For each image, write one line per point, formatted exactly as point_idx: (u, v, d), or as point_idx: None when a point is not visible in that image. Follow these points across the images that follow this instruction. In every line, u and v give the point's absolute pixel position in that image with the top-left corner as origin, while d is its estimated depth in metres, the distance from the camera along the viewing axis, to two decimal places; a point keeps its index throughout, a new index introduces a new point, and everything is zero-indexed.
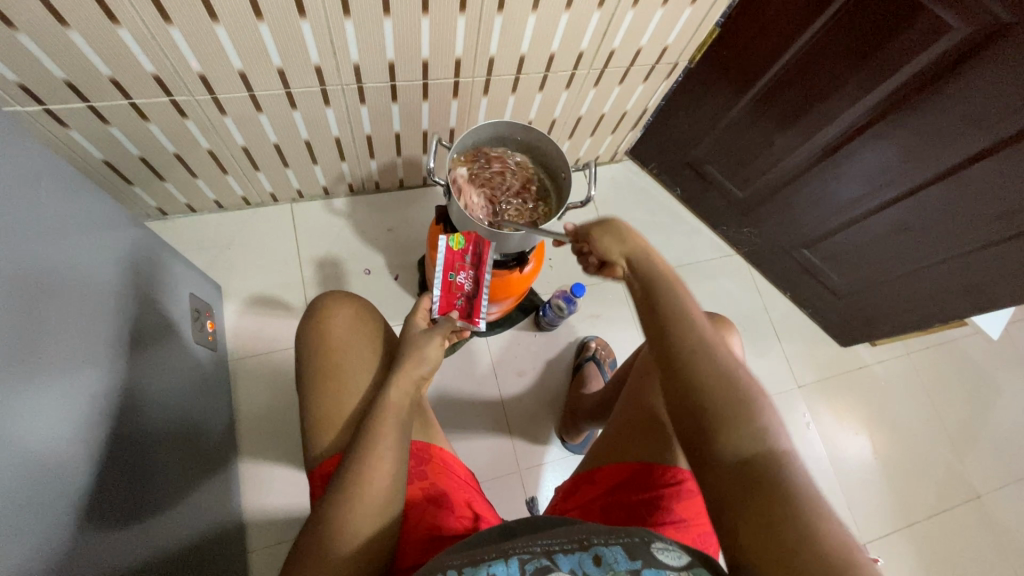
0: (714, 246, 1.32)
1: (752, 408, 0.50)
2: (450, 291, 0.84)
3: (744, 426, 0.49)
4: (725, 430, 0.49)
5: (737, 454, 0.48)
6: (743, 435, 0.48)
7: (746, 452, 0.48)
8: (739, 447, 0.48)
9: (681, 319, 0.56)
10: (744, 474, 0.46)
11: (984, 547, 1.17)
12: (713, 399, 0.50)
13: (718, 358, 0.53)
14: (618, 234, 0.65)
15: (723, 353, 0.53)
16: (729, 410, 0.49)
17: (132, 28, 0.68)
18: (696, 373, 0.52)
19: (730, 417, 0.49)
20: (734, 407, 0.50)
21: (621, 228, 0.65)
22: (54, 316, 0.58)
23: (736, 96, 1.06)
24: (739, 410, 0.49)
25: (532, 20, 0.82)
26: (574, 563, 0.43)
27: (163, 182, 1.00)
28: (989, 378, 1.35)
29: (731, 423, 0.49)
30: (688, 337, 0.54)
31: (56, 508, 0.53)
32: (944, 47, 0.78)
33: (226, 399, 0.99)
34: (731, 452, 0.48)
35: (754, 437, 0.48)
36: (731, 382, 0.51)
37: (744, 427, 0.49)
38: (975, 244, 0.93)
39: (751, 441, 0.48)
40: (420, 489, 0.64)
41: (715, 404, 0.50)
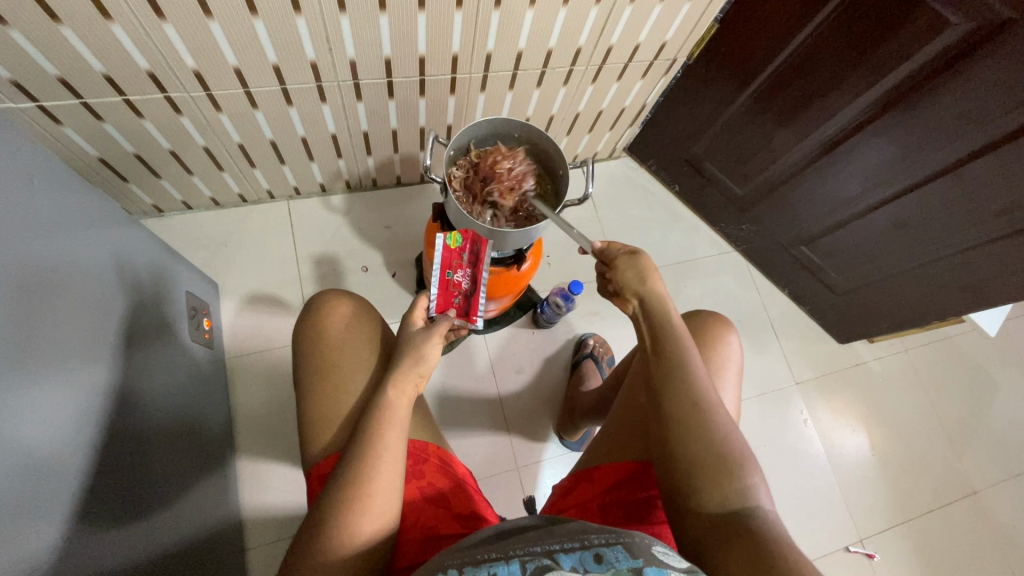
0: (712, 243, 1.32)
1: (737, 467, 0.53)
2: (447, 290, 0.83)
3: (728, 483, 0.52)
4: (709, 486, 0.53)
5: (720, 506, 0.52)
6: (729, 490, 0.52)
7: (730, 506, 0.51)
8: (722, 500, 0.52)
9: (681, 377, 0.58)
10: (726, 525, 0.50)
11: (980, 542, 1.18)
12: (703, 458, 0.54)
13: (711, 417, 0.56)
14: (632, 274, 0.68)
15: (718, 413, 0.57)
16: (713, 467, 0.53)
17: (126, 25, 0.67)
18: (688, 432, 0.55)
19: (716, 472, 0.53)
20: (720, 464, 0.53)
21: (643, 265, 0.67)
22: (49, 314, 0.58)
23: (737, 90, 1.05)
24: (724, 469, 0.53)
25: (529, 16, 0.81)
26: (575, 561, 0.42)
27: (159, 179, 0.99)
28: (987, 374, 1.35)
29: (717, 478, 0.53)
30: (684, 397, 0.57)
31: (53, 508, 0.53)
32: (944, 44, 0.77)
33: (223, 397, 0.99)
34: (713, 505, 0.52)
35: (735, 494, 0.52)
36: (722, 441, 0.55)
37: (727, 484, 0.52)
38: (973, 241, 0.93)
39: (734, 497, 0.52)
40: (416, 489, 0.64)
41: (702, 462, 0.54)
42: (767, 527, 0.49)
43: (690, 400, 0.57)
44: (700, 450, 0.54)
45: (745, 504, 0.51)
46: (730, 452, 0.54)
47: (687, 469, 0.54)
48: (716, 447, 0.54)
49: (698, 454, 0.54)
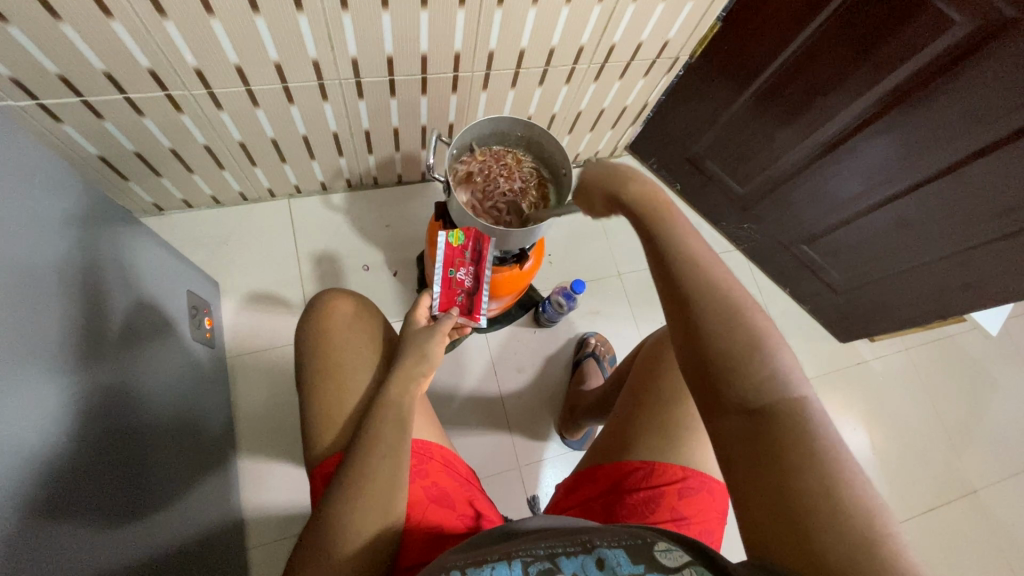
0: (713, 242, 1.32)
1: (760, 351, 0.44)
2: (450, 287, 0.82)
3: (751, 375, 0.44)
4: (731, 381, 0.44)
5: (746, 406, 0.44)
6: (752, 384, 0.43)
7: (755, 403, 0.43)
8: (747, 397, 0.43)
9: (678, 256, 0.47)
10: (753, 429, 0.43)
11: (979, 541, 1.18)
12: (718, 347, 0.45)
13: (718, 296, 0.46)
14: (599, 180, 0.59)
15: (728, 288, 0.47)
16: (731, 356, 0.44)
17: (127, 22, 0.67)
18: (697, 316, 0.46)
19: (737, 365, 0.44)
20: (740, 352, 0.44)
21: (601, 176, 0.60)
22: (49, 314, 0.58)
23: (739, 88, 1.05)
24: (746, 357, 0.44)
25: (532, 14, 0.81)
26: (576, 566, 0.42)
27: (160, 177, 0.99)
28: (987, 373, 1.35)
29: (740, 367, 0.44)
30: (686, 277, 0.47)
31: (55, 508, 0.53)
32: (947, 43, 0.77)
33: (224, 397, 0.99)
34: (737, 403, 0.44)
35: (763, 386, 0.43)
36: (738, 323, 0.45)
37: (751, 375, 0.44)
38: (976, 240, 0.93)
39: (761, 389, 0.43)
40: (421, 489, 0.63)
41: (720, 355, 0.45)
42: (800, 430, 0.42)
43: (696, 283, 0.46)
44: (712, 340, 0.45)
45: (774, 397, 0.43)
46: (746, 332, 0.45)
47: (702, 367, 0.45)
48: (730, 332, 0.45)
49: (713, 347, 0.45)
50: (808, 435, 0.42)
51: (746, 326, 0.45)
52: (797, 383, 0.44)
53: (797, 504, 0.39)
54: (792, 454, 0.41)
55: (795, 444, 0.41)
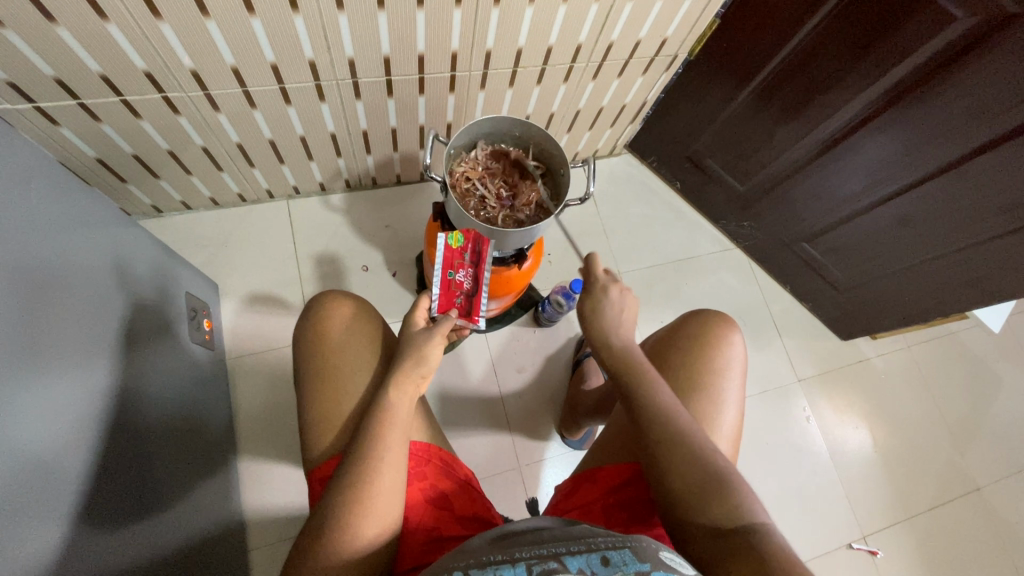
0: (714, 240, 1.32)
1: (726, 483, 0.54)
2: (449, 289, 0.82)
3: (718, 500, 0.53)
4: (700, 507, 0.53)
5: (715, 526, 0.52)
6: (719, 509, 0.52)
7: (724, 523, 0.51)
8: (714, 521, 0.52)
9: (657, 410, 0.60)
10: (722, 544, 0.50)
11: (983, 539, 1.18)
12: (687, 486, 0.54)
13: (690, 442, 0.57)
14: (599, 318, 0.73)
15: (696, 437, 0.58)
16: (700, 488, 0.54)
17: (122, 24, 0.66)
18: (673, 458, 0.56)
19: (706, 494, 0.53)
20: (708, 483, 0.54)
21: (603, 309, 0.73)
22: (47, 314, 0.57)
23: (738, 86, 1.05)
24: (714, 488, 0.54)
25: (529, 13, 0.81)
26: (582, 563, 0.42)
27: (158, 179, 0.99)
28: (990, 370, 1.35)
29: (706, 499, 0.53)
30: (660, 427, 0.58)
31: (56, 512, 0.53)
32: (948, 39, 0.76)
33: (224, 397, 0.99)
34: (709, 523, 0.52)
35: (729, 513, 0.52)
36: (703, 463, 0.55)
37: (719, 502, 0.53)
38: (978, 237, 0.92)
39: (728, 514, 0.52)
40: (418, 491, 0.63)
41: (691, 489, 0.54)
42: (766, 541, 0.49)
43: (667, 437, 0.58)
44: (686, 476, 0.55)
45: (740, 519, 0.51)
46: (713, 470, 0.55)
47: (676, 498, 0.55)
48: (699, 470, 0.55)
49: (683, 482, 0.55)
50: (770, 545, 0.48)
51: (713, 466, 0.55)
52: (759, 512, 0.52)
53: None
54: (761, 555, 0.47)
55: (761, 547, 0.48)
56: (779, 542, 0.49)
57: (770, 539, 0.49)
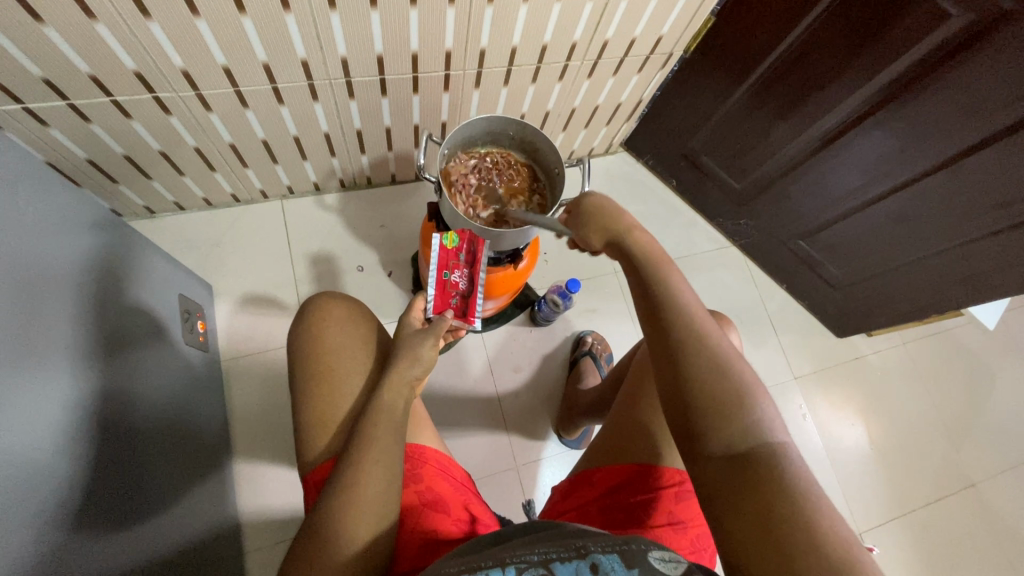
0: (710, 238, 1.32)
1: (743, 397, 0.49)
2: (444, 291, 0.81)
3: (736, 417, 0.48)
4: (713, 422, 0.49)
5: (727, 447, 0.48)
6: (734, 428, 0.48)
7: (738, 443, 0.47)
8: (728, 438, 0.48)
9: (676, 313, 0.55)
10: (735, 465, 0.46)
11: (979, 534, 1.18)
12: (702, 397, 0.50)
13: (711, 348, 0.52)
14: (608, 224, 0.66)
15: (717, 345, 0.53)
16: (717, 400, 0.49)
17: (111, 24, 0.66)
18: (690, 363, 0.52)
19: (720, 409, 0.49)
20: (724, 397, 0.49)
21: (612, 215, 0.66)
22: (36, 317, 0.56)
23: (733, 84, 1.04)
24: (730, 402, 0.49)
25: (523, 11, 0.80)
26: (571, 571, 0.42)
27: (149, 180, 0.98)
28: (985, 366, 1.35)
29: (722, 411, 0.49)
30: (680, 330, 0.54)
31: (48, 518, 0.52)
32: (944, 36, 0.76)
33: (218, 399, 0.98)
34: (722, 442, 0.48)
35: (745, 430, 0.48)
36: (724, 373, 0.51)
37: (733, 419, 0.48)
38: (973, 234, 0.93)
39: (742, 433, 0.48)
40: (415, 494, 0.63)
41: (706, 400, 0.50)
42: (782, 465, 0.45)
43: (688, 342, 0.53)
44: (702, 385, 0.50)
45: (754, 439, 0.47)
46: (733, 380, 0.50)
47: (689, 408, 0.50)
48: (717, 381, 0.50)
49: (698, 391, 0.50)
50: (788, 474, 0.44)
51: (731, 377, 0.51)
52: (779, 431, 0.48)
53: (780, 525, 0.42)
54: (776, 486, 0.44)
55: (776, 475, 0.45)
56: (798, 472, 0.45)
57: (787, 467, 0.45)
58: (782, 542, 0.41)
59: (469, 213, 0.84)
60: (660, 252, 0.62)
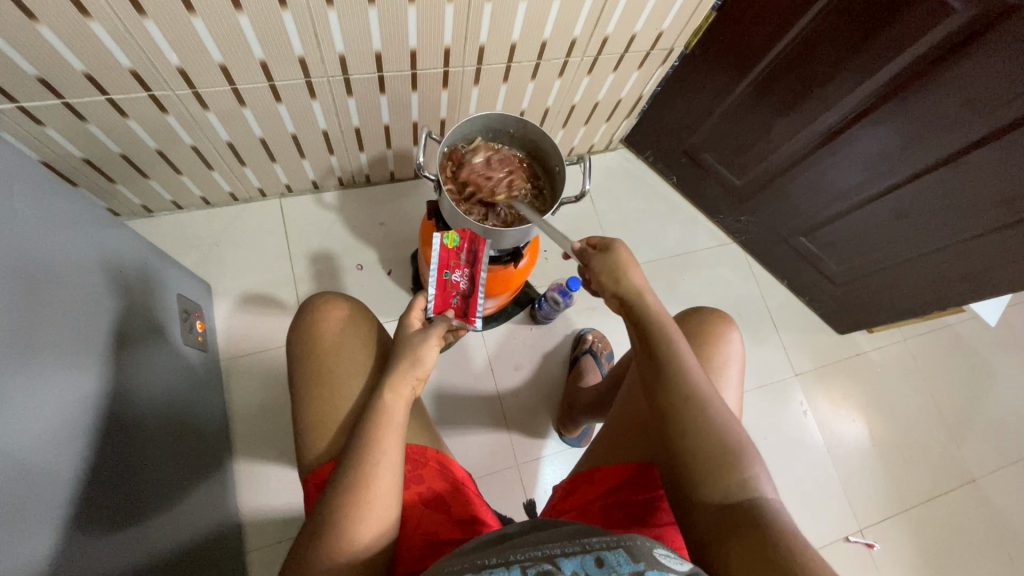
0: (711, 235, 1.31)
1: (740, 454, 0.51)
2: (445, 290, 0.80)
3: (731, 475, 0.50)
4: (711, 477, 0.51)
5: (723, 500, 0.50)
6: (731, 483, 0.50)
7: (732, 499, 0.49)
8: (722, 494, 0.50)
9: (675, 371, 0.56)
10: (730, 518, 0.48)
11: (978, 530, 1.18)
12: (699, 457, 0.52)
13: (708, 409, 0.54)
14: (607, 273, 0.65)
15: (714, 406, 0.54)
16: (716, 458, 0.51)
17: (106, 22, 0.65)
18: (686, 426, 0.53)
19: (719, 464, 0.51)
20: (725, 454, 0.51)
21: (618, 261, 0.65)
22: (34, 319, 0.56)
23: (734, 80, 1.04)
24: (729, 460, 0.51)
25: (522, 7, 0.79)
26: (576, 565, 0.41)
27: (147, 179, 0.97)
28: (985, 362, 1.35)
29: (718, 471, 0.51)
30: (677, 389, 0.55)
31: (48, 521, 0.52)
32: (946, 31, 0.75)
33: (218, 398, 0.98)
34: (716, 496, 0.50)
35: (739, 488, 0.50)
36: (720, 435, 0.52)
37: (730, 475, 0.50)
38: (975, 231, 0.92)
39: (738, 488, 0.50)
40: (416, 493, 0.63)
41: (706, 457, 0.51)
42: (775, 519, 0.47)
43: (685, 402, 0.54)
44: (700, 445, 0.52)
45: (750, 494, 0.49)
46: (729, 442, 0.52)
47: (686, 469, 0.52)
48: (716, 439, 0.52)
49: (695, 452, 0.52)
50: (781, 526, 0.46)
51: (729, 435, 0.52)
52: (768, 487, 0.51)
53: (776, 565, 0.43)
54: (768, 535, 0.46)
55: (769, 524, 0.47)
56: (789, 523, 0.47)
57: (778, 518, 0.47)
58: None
59: (465, 211, 0.84)
60: (659, 304, 0.62)
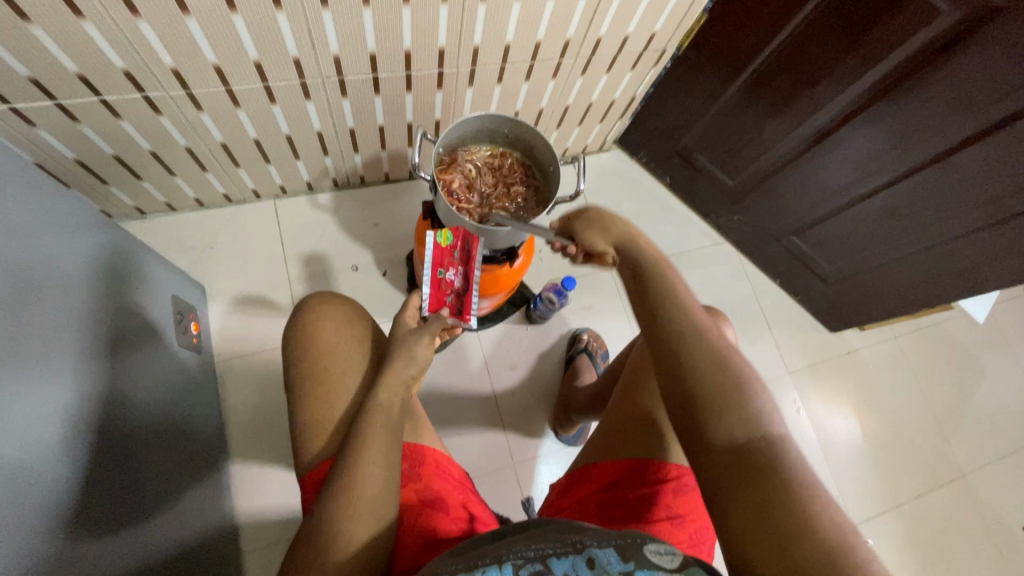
0: (704, 235, 1.32)
1: (744, 390, 0.51)
2: (439, 288, 0.81)
3: (737, 413, 0.50)
4: (717, 415, 0.50)
5: (729, 438, 0.49)
6: (736, 421, 0.49)
7: (738, 436, 0.49)
8: (729, 432, 0.49)
9: (674, 308, 0.56)
10: (737, 461, 0.47)
11: (969, 524, 1.20)
12: (705, 390, 0.51)
13: (710, 345, 0.54)
14: (598, 231, 0.67)
15: (715, 340, 0.54)
16: (722, 391, 0.51)
17: (99, 22, 0.65)
18: (691, 360, 0.53)
19: (722, 399, 0.50)
20: (728, 390, 0.51)
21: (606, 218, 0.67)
22: (26, 320, 0.56)
23: (726, 81, 1.05)
24: (733, 395, 0.50)
25: (516, 8, 0.80)
26: (567, 566, 0.42)
27: (140, 181, 0.97)
28: (974, 358, 1.37)
29: (724, 406, 0.50)
30: (678, 325, 0.55)
31: (43, 524, 0.52)
32: (935, 32, 0.77)
33: (213, 401, 0.97)
34: (723, 436, 0.49)
35: (744, 424, 0.49)
36: (724, 368, 0.52)
37: (735, 412, 0.50)
38: (963, 229, 0.94)
39: (742, 425, 0.49)
40: (413, 493, 0.63)
41: (711, 392, 0.51)
42: (781, 459, 0.46)
43: (688, 338, 0.54)
44: (704, 377, 0.52)
45: (754, 433, 0.49)
46: (734, 376, 0.52)
47: (692, 407, 0.51)
48: (720, 373, 0.52)
49: (700, 387, 0.51)
50: (786, 467, 0.46)
51: (734, 372, 0.52)
52: (776, 425, 0.50)
53: (780, 509, 0.43)
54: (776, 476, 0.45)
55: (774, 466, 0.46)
56: (798, 466, 0.46)
57: (786, 460, 0.46)
58: (787, 529, 0.42)
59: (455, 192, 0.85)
60: (654, 248, 0.63)
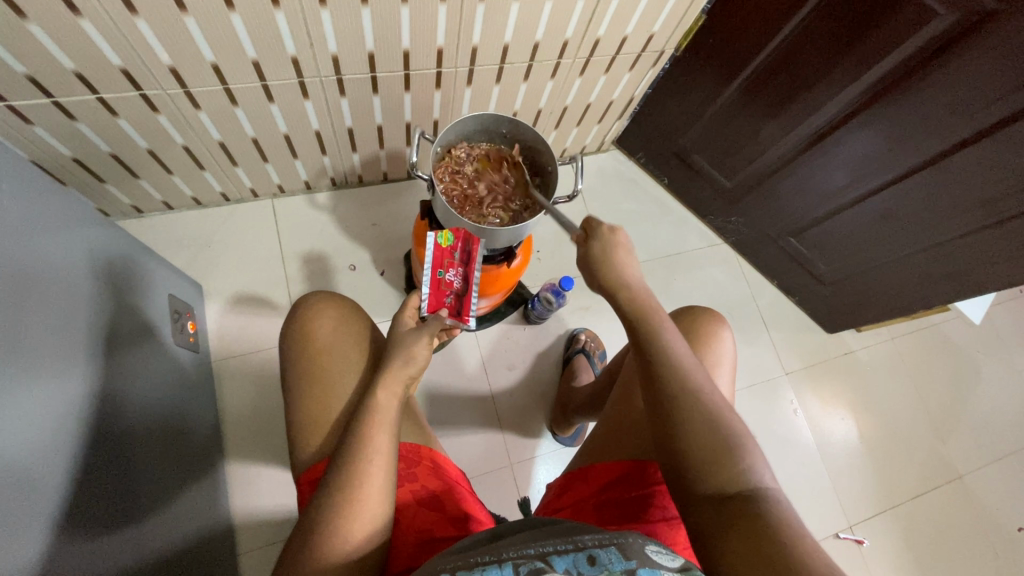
0: (702, 236, 1.32)
1: (736, 449, 0.51)
2: (438, 289, 0.81)
3: (730, 465, 0.50)
4: (710, 468, 0.51)
5: (720, 491, 0.50)
6: (727, 475, 0.50)
7: (730, 490, 0.49)
8: (721, 484, 0.50)
9: (671, 363, 0.57)
10: (727, 509, 0.48)
11: (965, 526, 1.20)
12: (697, 446, 0.52)
13: (705, 401, 0.54)
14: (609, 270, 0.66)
15: (710, 396, 0.55)
16: (714, 447, 0.51)
17: (96, 20, 0.65)
18: (685, 415, 0.54)
19: (715, 454, 0.51)
20: (720, 448, 0.51)
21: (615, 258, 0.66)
22: (22, 317, 0.55)
23: (724, 82, 1.05)
24: (726, 451, 0.51)
25: (515, 8, 0.80)
26: (568, 563, 0.41)
27: (137, 179, 0.97)
28: (971, 360, 1.37)
29: (716, 460, 0.51)
30: (675, 380, 0.56)
31: (38, 522, 0.52)
32: (932, 33, 0.77)
33: (209, 400, 0.97)
34: (714, 487, 0.50)
35: (736, 477, 0.50)
36: (718, 424, 0.53)
37: (728, 467, 0.50)
38: (959, 230, 0.94)
39: (735, 480, 0.50)
40: (409, 492, 0.63)
41: (703, 448, 0.52)
42: (770, 508, 0.47)
43: (684, 393, 0.55)
44: (697, 432, 0.52)
45: (746, 486, 0.49)
46: (728, 434, 0.52)
47: (684, 458, 0.52)
48: (713, 430, 0.52)
49: (693, 441, 0.52)
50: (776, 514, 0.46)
51: (727, 431, 0.52)
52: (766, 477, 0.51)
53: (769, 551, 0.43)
54: (766, 524, 0.45)
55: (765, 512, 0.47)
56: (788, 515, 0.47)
57: (777, 510, 0.47)
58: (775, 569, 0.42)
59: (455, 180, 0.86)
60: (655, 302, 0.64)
